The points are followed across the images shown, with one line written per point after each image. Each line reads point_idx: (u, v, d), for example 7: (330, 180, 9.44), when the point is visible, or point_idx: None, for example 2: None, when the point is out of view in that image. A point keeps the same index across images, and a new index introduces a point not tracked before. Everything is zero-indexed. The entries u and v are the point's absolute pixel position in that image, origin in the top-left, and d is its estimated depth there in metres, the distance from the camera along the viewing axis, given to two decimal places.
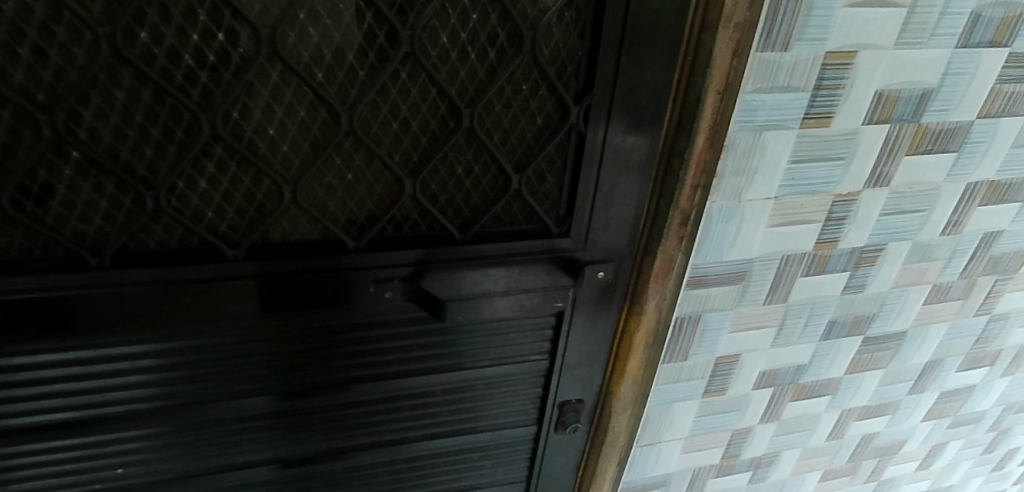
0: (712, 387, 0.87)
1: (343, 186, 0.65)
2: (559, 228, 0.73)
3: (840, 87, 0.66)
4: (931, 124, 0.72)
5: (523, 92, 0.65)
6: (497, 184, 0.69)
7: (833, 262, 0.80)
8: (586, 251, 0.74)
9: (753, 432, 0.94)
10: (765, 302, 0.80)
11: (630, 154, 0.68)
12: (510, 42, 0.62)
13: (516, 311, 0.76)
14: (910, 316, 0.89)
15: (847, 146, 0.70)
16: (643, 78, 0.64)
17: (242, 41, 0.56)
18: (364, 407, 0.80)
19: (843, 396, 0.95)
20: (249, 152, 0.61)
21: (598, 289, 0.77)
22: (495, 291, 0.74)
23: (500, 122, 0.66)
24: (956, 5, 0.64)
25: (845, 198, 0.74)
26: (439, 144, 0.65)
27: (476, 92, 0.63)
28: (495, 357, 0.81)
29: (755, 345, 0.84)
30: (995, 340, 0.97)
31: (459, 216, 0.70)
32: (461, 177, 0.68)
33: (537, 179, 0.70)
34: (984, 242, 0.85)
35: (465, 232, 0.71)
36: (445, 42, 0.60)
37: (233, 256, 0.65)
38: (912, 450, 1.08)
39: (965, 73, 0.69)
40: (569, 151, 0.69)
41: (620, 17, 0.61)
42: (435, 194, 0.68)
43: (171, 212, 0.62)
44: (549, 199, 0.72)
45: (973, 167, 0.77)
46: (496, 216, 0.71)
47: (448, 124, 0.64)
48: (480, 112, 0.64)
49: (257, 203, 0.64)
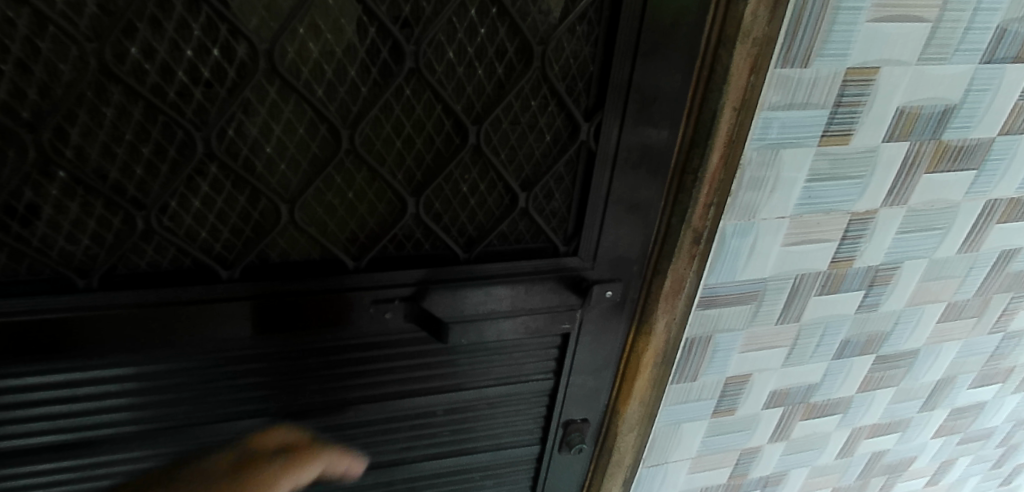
0: (721, 407, 0.84)
1: (344, 205, 0.63)
2: (567, 247, 0.70)
3: (860, 104, 0.63)
4: (952, 141, 0.69)
5: (532, 108, 0.62)
6: (504, 202, 0.67)
7: (848, 281, 0.77)
8: (594, 271, 0.71)
9: (762, 451, 0.92)
10: (777, 322, 0.78)
11: (642, 172, 0.65)
12: (519, 57, 0.59)
13: (521, 333, 0.72)
14: (924, 334, 0.87)
15: (866, 163, 0.68)
16: (658, 95, 0.61)
17: (238, 56, 0.53)
18: (363, 428, 0.78)
19: (854, 414, 0.93)
20: (245, 170, 0.58)
21: (606, 309, 0.74)
22: (499, 311, 0.70)
23: (508, 140, 0.63)
24: (982, 19, 0.62)
25: (862, 216, 0.72)
26: (444, 162, 0.63)
27: (483, 109, 0.61)
28: (499, 378, 0.78)
29: (766, 365, 0.82)
30: (1008, 357, 0.95)
31: (463, 235, 0.68)
32: (466, 195, 0.66)
33: (545, 197, 0.68)
34: (1001, 260, 0.83)
35: (469, 251, 0.68)
36: (452, 56, 0.58)
37: (227, 276, 0.62)
38: (921, 466, 1.06)
39: (988, 90, 0.67)
40: (579, 168, 0.66)
41: (634, 31, 0.58)
42: (439, 213, 0.66)
43: (162, 233, 0.59)
44: (557, 217, 0.69)
45: (993, 185, 0.75)
46: (502, 235, 0.69)
47: (454, 141, 0.62)
48: (487, 129, 0.62)
49: (254, 223, 0.61)
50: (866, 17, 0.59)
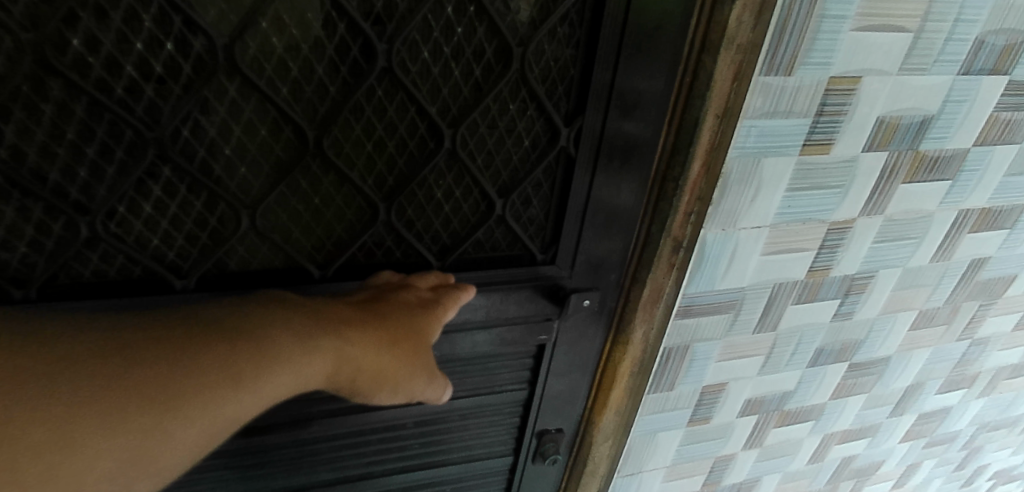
0: (697, 416, 0.83)
1: (312, 211, 0.59)
2: (544, 255, 0.68)
3: (842, 113, 0.62)
4: (928, 151, 0.69)
5: (511, 112, 0.60)
6: (479, 209, 0.64)
7: (824, 290, 0.77)
8: (572, 279, 0.69)
9: (735, 459, 0.92)
10: (755, 331, 0.77)
11: (622, 177, 0.63)
12: (497, 58, 0.57)
13: (496, 346, 0.71)
14: (895, 342, 0.87)
15: (845, 173, 0.67)
16: (640, 100, 0.59)
17: (194, 51, 0.49)
18: (329, 443, 0.74)
19: (825, 421, 0.93)
20: (202, 174, 0.54)
21: (584, 318, 0.72)
22: (473, 321, 0.68)
23: (485, 144, 0.61)
24: (961, 31, 0.62)
25: (840, 226, 0.71)
26: (417, 166, 0.60)
27: (459, 112, 0.58)
28: (471, 389, 0.75)
29: (742, 374, 0.81)
30: (974, 362, 0.96)
31: (437, 242, 0.65)
32: (440, 202, 0.63)
33: (522, 204, 0.65)
34: (971, 268, 0.83)
35: (442, 259, 0.66)
36: (427, 57, 0.55)
37: (181, 286, 0.58)
38: (888, 470, 1.07)
39: (965, 101, 0.67)
40: (557, 175, 0.64)
41: (617, 33, 0.56)
42: (412, 219, 0.63)
43: (109, 240, 0.54)
44: (534, 225, 0.67)
45: (966, 195, 0.75)
46: (477, 242, 0.66)
47: (428, 145, 0.59)
48: (463, 133, 0.59)
49: (212, 230, 0.57)
50: (850, 26, 0.57)
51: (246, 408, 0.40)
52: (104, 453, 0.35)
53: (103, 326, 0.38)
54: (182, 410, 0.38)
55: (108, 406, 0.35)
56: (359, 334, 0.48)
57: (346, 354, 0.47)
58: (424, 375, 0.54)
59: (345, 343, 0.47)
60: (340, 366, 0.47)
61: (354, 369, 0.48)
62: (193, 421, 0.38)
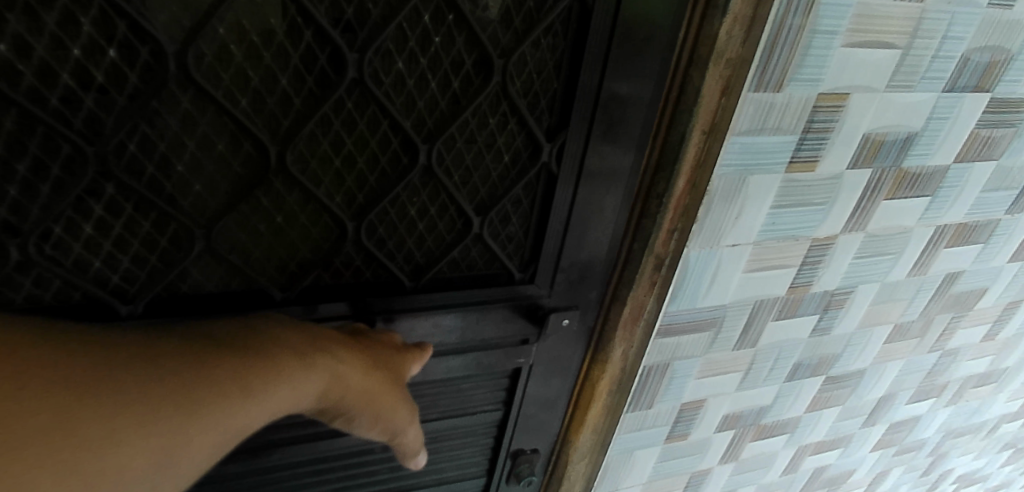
0: (674, 433, 0.81)
1: (273, 231, 0.55)
2: (523, 274, 0.65)
3: (828, 130, 0.61)
4: (911, 168, 0.68)
5: (491, 126, 0.56)
6: (455, 227, 0.61)
7: (804, 305, 0.75)
8: (551, 298, 0.67)
9: (711, 473, 0.90)
10: (734, 347, 0.75)
11: (606, 193, 0.61)
12: (476, 70, 0.53)
13: (470, 367, 0.68)
14: (871, 354, 0.87)
15: (830, 190, 0.66)
16: (625, 115, 0.57)
17: (142, 59, 0.45)
18: (291, 470, 0.70)
19: (800, 433, 0.92)
20: (151, 191, 0.49)
21: (562, 337, 0.70)
22: (447, 342, 0.65)
23: (463, 160, 0.57)
24: (948, 48, 0.60)
25: (822, 242, 0.70)
26: (389, 183, 0.56)
27: (436, 126, 0.55)
28: (444, 411, 0.72)
29: (721, 390, 0.79)
30: (944, 372, 0.97)
31: (410, 262, 0.61)
32: (414, 219, 0.59)
33: (501, 221, 0.62)
34: (945, 282, 0.83)
35: (415, 279, 0.62)
36: (401, 68, 0.51)
37: (127, 312, 0.53)
38: (858, 478, 1.08)
39: (948, 117, 0.66)
40: (538, 191, 0.61)
41: (602, 45, 0.53)
42: (383, 239, 0.59)
43: (44, 263, 0.49)
44: (513, 242, 0.64)
45: (944, 210, 0.74)
46: (453, 262, 0.63)
47: (401, 161, 0.55)
48: (440, 149, 0.55)
49: (162, 253, 0.53)
50: (840, 42, 0.55)
51: (254, 420, 0.38)
52: (127, 459, 0.32)
53: (106, 329, 0.35)
54: (199, 418, 0.35)
55: (135, 405, 0.32)
56: (350, 353, 0.45)
57: (339, 375, 0.44)
58: (410, 406, 0.50)
59: (339, 362, 0.44)
60: (332, 387, 0.43)
61: (345, 390, 0.44)
62: (207, 429, 0.35)
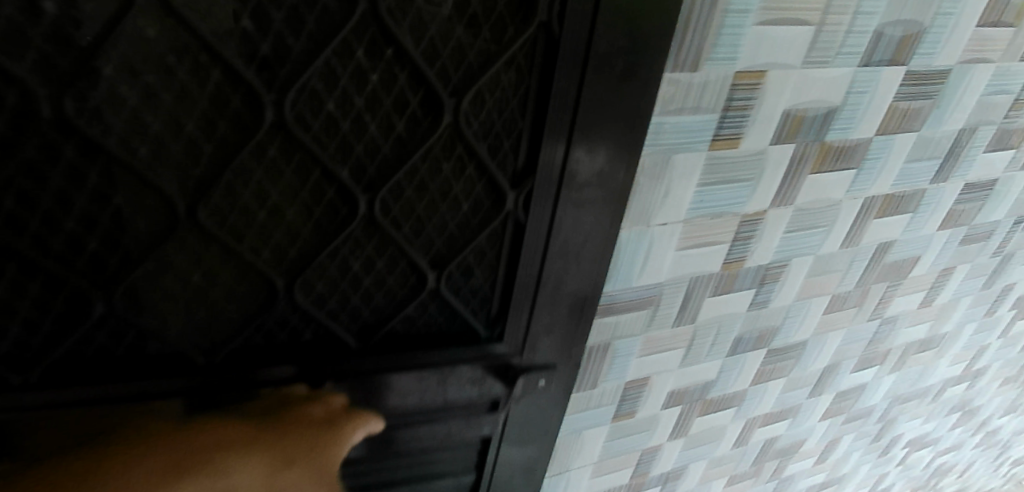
0: (622, 411, 0.83)
1: (209, 282, 0.55)
2: (489, 330, 0.67)
3: (748, 107, 0.62)
4: (834, 142, 0.70)
5: (444, 172, 0.57)
6: (410, 282, 0.62)
7: (739, 280, 0.77)
8: (521, 357, 0.69)
9: (662, 449, 0.92)
10: (674, 324, 0.77)
11: (575, 245, 0.63)
12: (424, 113, 0.54)
13: (437, 426, 0.70)
14: (811, 326, 0.89)
15: (755, 166, 0.67)
16: (595, 168, 0.59)
17: (11, 103, 0.43)
18: None
19: (748, 406, 0.95)
20: (35, 249, 0.47)
21: (533, 394, 0.73)
22: (410, 399, 0.66)
23: (414, 210, 0.58)
24: (861, 23, 0.62)
25: (752, 217, 0.72)
26: (330, 239, 0.56)
27: (377, 174, 0.55)
28: (408, 467, 0.72)
29: (664, 367, 0.81)
30: (885, 340, 1.00)
31: (359, 320, 0.62)
32: (360, 274, 0.59)
33: (461, 275, 0.64)
34: (878, 252, 0.86)
35: (367, 338, 0.63)
36: (331, 108, 0.51)
37: (22, 381, 0.52)
38: (810, 447, 1.10)
39: (867, 92, 0.67)
40: (499, 242, 0.63)
41: (571, 86, 0.54)
42: (325, 295, 0.59)
43: None
44: (475, 297, 0.66)
45: (871, 182, 0.76)
46: (411, 318, 0.64)
47: (339, 213, 0.55)
48: (388, 200, 0.56)
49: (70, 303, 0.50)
50: (753, 19, 0.56)
51: None
52: None
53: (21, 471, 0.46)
54: None
55: None
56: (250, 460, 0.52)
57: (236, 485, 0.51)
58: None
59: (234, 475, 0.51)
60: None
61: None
62: None
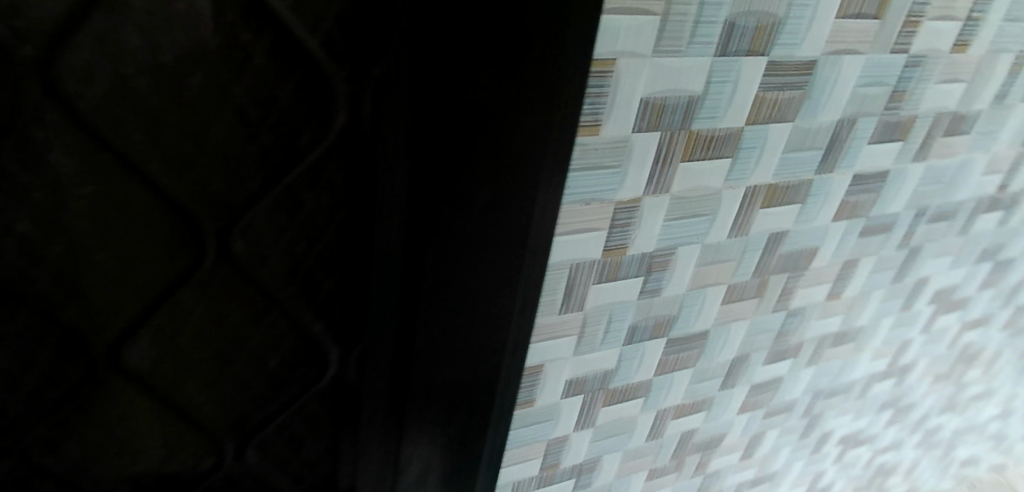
0: (519, 399, 0.84)
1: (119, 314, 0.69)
2: (375, 414, 0.84)
3: (602, 95, 0.64)
4: (702, 130, 0.72)
5: (321, 258, 0.74)
6: (301, 350, 0.80)
7: (625, 268, 0.79)
8: (406, 445, 0.84)
9: (569, 440, 0.94)
10: (561, 310, 0.79)
11: (444, 358, 0.75)
12: (284, 196, 0.69)
13: (321, 450, 0.88)
14: (711, 315, 0.91)
15: (621, 153, 0.69)
16: (461, 289, 0.70)
17: None
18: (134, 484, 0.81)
19: (657, 395, 0.97)
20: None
21: (416, 472, 0.86)
22: (295, 425, 0.85)
23: (296, 292, 0.76)
24: (708, 14, 0.64)
25: (627, 205, 0.73)
26: (233, 309, 0.75)
27: (256, 252, 0.71)
28: (286, 447, 0.87)
29: (557, 354, 0.83)
30: (795, 332, 1.02)
31: (261, 372, 0.80)
32: (254, 332, 0.77)
33: (347, 357, 0.81)
34: (772, 242, 0.88)
35: (266, 387, 0.81)
36: (201, 151, 0.64)
37: None
38: (733, 441, 1.12)
39: (728, 81, 0.70)
40: (381, 333, 0.77)
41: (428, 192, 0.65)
42: (222, 346, 0.76)
43: None
44: (364, 383, 0.81)
45: (750, 171, 0.79)
46: (304, 381, 0.82)
47: (221, 274, 0.72)
48: (271, 281, 0.74)
49: (53, 316, 0.67)
50: None
51: None
52: None
53: None
54: None
55: None
56: None
57: None
58: None
59: None
60: None
61: None
62: None
